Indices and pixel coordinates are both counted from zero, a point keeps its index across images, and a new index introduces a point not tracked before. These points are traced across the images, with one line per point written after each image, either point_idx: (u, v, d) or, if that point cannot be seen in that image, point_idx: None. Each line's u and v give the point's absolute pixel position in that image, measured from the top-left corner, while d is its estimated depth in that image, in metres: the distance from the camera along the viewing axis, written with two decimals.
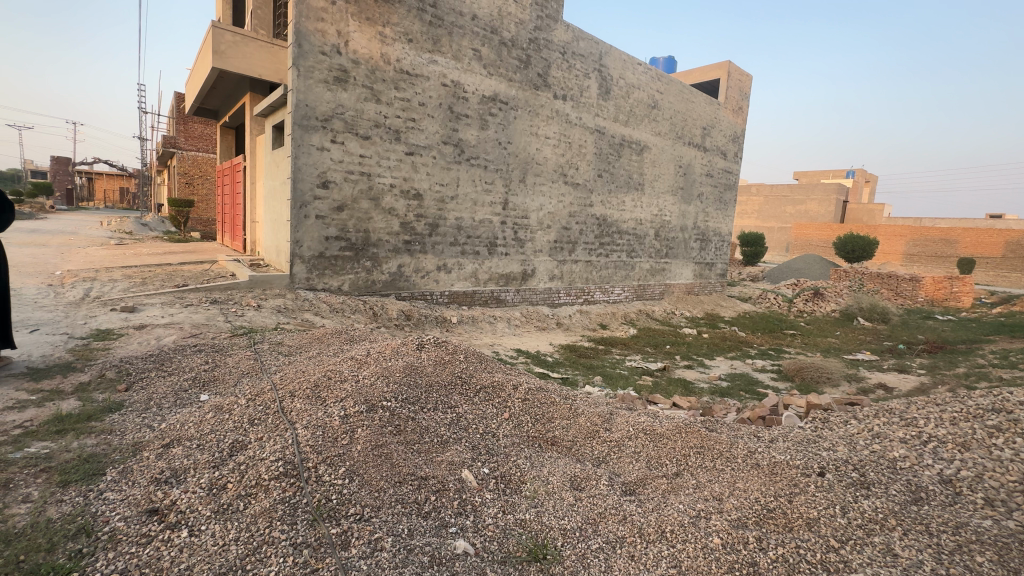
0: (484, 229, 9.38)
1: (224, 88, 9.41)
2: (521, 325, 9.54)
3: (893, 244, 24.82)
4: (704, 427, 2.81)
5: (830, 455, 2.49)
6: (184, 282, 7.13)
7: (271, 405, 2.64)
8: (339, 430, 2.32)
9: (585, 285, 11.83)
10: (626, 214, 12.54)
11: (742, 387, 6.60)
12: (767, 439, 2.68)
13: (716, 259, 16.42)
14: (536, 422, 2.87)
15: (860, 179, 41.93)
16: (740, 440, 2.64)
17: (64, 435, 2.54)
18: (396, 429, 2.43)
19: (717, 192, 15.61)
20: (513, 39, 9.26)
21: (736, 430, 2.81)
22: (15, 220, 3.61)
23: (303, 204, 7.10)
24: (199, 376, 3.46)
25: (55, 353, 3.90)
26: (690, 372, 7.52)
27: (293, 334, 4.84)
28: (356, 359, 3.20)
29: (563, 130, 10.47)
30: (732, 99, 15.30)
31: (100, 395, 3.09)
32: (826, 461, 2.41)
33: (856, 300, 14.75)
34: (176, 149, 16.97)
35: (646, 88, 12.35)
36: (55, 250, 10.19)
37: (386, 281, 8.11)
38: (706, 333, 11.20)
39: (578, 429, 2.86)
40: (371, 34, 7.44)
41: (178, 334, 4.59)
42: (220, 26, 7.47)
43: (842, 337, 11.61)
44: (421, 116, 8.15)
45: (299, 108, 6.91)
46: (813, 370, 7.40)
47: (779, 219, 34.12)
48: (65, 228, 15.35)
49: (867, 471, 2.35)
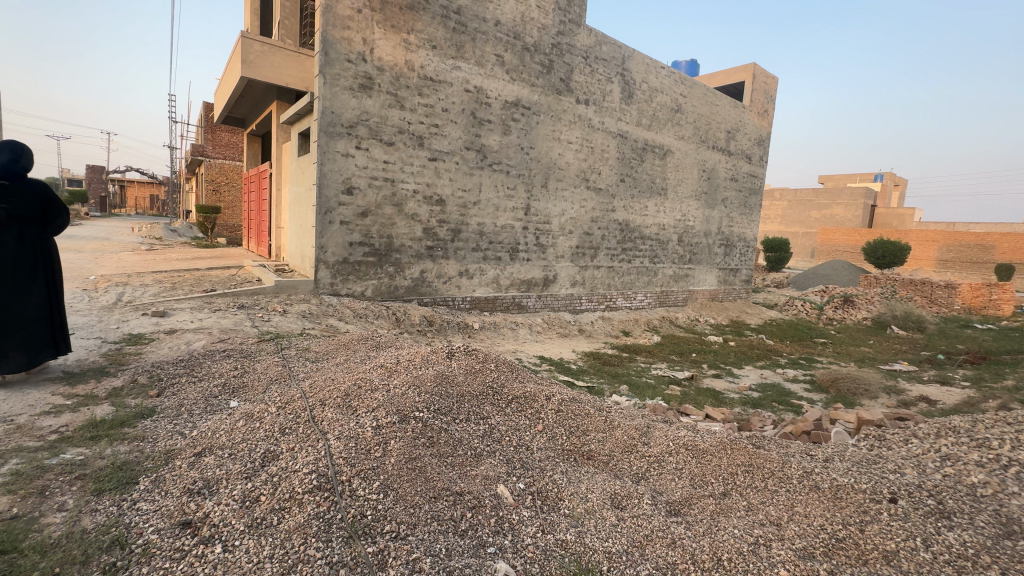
0: (506, 234, 9.33)
1: (252, 96, 9.57)
2: (543, 331, 9.44)
3: (925, 250, 23.99)
4: (750, 443, 2.65)
5: (898, 479, 2.33)
6: (212, 287, 7.24)
7: (302, 414, 2.60)
8: (371, 441, 2.25)
9: (607, 291, 11.68)
10: (648, 219, 12.36)
11: (775, 399, 6.38)
12: (822, 458, 2.53)
13: (741, 265, 16.07)
14: (571, 434, 2.76)
15: (888, 183, 40.75)
16: (792, 458, 2.49)
17: (98, 441, 2.54)
18: (429, 440, 2.36)
19: (742, 196, 15.28)
20: (536, 44, 9.22)
21: (786, 446, 2.66)
22: (68, 222, 3.68)
23: (328, 209, 7.15)
24: (229, 382, 3.44)
25: (90, 357, 3.95)
26: (719, 381, 7.30)
27: (319, 340, 4.83)
28: (386, 367, 3.14)
29: (585, 135, 10.38)
30: (757, 102, 15.00)
31: (133, 401, 3.10)
32: (897, 487, 2.25)
33: (889, 307, 14.23)
34: (204, 157, 17.42)
35: (669, 92, 12.18)
36: (89, 255, 10.50)
37: (409, 287, 8.12)
38: (733, 341, 10.92)
39: (615, 442, 2.74)
40: (396, 42, 7.49)
41: (207, 339, 4.62)
42: (249, 36, 7.60)
43: (875, 346, 11.20)
44: (444, 122, 8.16)
45: (325, 115, 6.98)
46: (849, 381, 7.12)
47: (804, 224, 33.34)
48: (98, 234, 15.87)
49: (945, 499, 2.19)
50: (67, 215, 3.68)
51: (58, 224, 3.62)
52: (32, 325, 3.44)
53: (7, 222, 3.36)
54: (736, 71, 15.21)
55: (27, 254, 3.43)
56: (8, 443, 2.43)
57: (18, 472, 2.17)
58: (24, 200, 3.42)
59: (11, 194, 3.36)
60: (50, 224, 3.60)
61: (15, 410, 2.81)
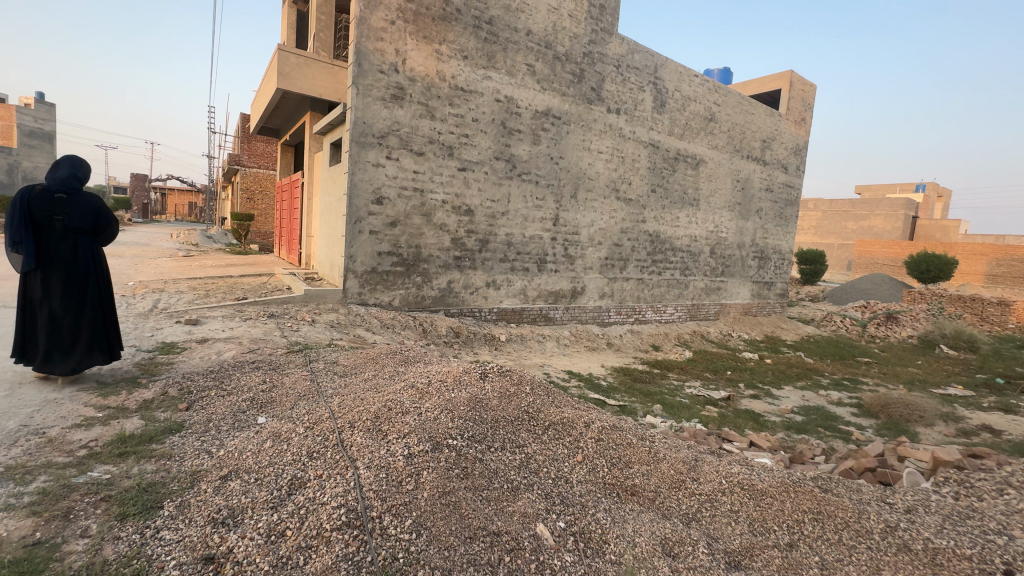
0: (534, 245, 9.18)
1: (287, 107, 9.75)
2: (571, 345, 9.23)
3: (973, 265, 22.73)
4: (817, 486, 2.40)
5: (1007, 544, 2.04)
6: (243, 295, 7.30)
7: (330, 437, 2.48)
8: (403, 472, 2.11)
9: (636, 304, 11.38)
10: (680, 231, 12.02)
11: (820, 424, 6.01)
12: (903, 508, 2.26)
13: (775, 278, 15.49)
14: (613, 466, 2.57)
15: (931, 193, 38.99)
16: (869, 508, 2.22)
17: (126, 458, 2.47)
18: (463, 472, 2.20)
19: (778, 207, 14.76)
20: (567, 54, 9.11)
21: (857, 492, 2.39)
22: (118, 230, 3.79)
23: (357, 219, 7.14)
24: (257, 397, 3.37)
25: (124, 367, 3.96)
26: (758, 403, 6.92)
27: (348, 353, 4.77)
28: (416, 388, 2.99)
29: (616, 145, 10.18)
30: (794, 110, 14.51)
31: (162, 414, 3.05)
32: (1008, 554, 1.96)
33: (937, 325, 13.44)
34: (240, 166, 17.95)
35: (703, 100, 11.88)
36: (129, 261, 10.83)
37: (435, 297, 8.05)
38: (770, 358, 10.45)
39: (661, 478, 2.52)
40: (428, 52, 7.49)
41: (237, 350, 4.60)
42: (286, 49, 7.72)
43: (924, 367, 10.54)
44: (474, 131, 8.11)
45: (357, 125, 7.00)
46: (902, 407, 6.65)
47: (839, 236, 32.16)
48: (139, 239, 16.48)
49: None
50: (117, 224, 3.81)
51: (109, 233, 3.75)
52: (89, 332, 3.59)
53: (63, 233, 3.51)
54: (772, 79, 14.77)
55: (82, 263, 3.57)
56: (38, 458, 2.39)
57: (46, 491, 2.12)
58: (77, 212, 3.57)
59: (66, 207, 3.52)
60: (102, 234, 3.74)
61: (47, 422, 2.79)
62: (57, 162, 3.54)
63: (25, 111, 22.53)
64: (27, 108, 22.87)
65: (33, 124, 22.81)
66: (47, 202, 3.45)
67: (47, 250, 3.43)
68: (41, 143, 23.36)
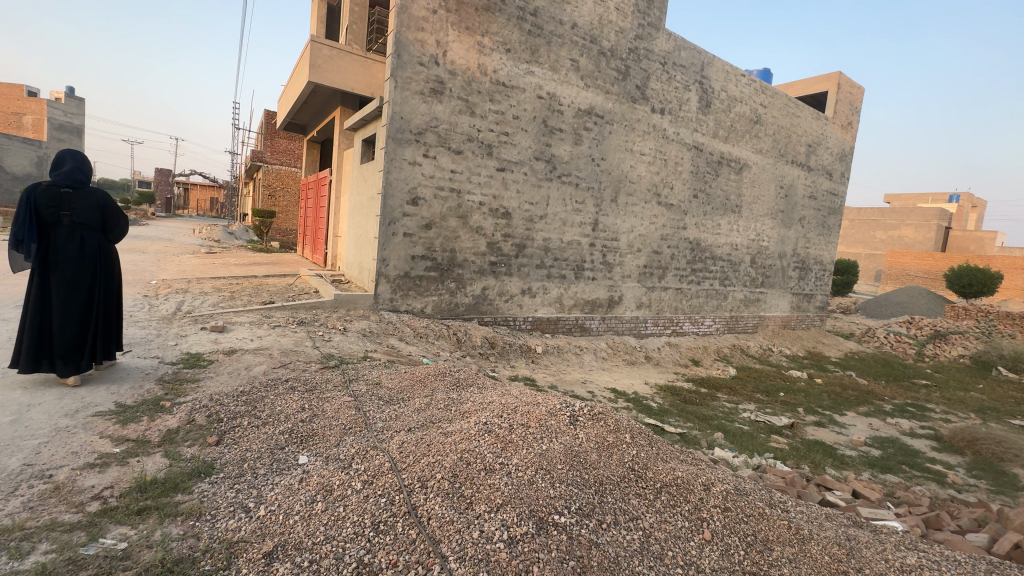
0: (572, 251, 8.62)
1: (316, 101, 9.36)
2: (609, 358, 8.67)
3: (1015, 279, 21.53)
4: None
5: None
6: (270, 298, 6.90)
7: (398, 501, 1.98)
8: (509, 568, 1.62)
9: (674, 315, 10.74)
10: (720, 238, 11.37)
11: (903, 461, 5.36)
12: None
13: (816, 290, 14.67)
14: (751, 547, 2.01)
15: (965, 204, 37.48)
16: None
17: (147, 518, 2.00)
18: (580, 564, 1.68)
19: (820, 216, 13.96)
20: (613, 49, 8.55)
21: None
22: (128, 225, 3.53)
23: (391, 220, 6.69)
24: (297, 430, 2.88)
25: (144, 385, 3.45)
26: (826, 432, 6.25)
27: (390, 370, 4.27)
28: (495, 435, 2.47)
29: (658, 147, 9.58)
30: (841, 114, 13.74)
31: (189, 451, 2.58)
32: None
33: (993, 346, 12.49)
34: (262, 163, 17.77)
35: (749, 101, 11.20)
36: (153, 258, 10.51)
37: (469, 305, 7.57)
38: (820, 377, 9.72)
39: (815, 567, 1.95)
40: (469, 44, 7.01)
41: (268, 364, 4.15)
42: (319, 40, 7.28)
43: (987, 392, 9.71)
44: (514, 129, 7.60)
45: (394, 120, 6.55)
46: (992, 442, 5.96)
47: (869, 246, 31.03)
48: (161, 235, 16.30)
49: None
50: (126, 219, 3.52)
51: (119, 229, 3.46)
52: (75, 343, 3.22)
53: (71, 231, 3.22)
54: (819, 80, 14.01)
55: (92, 261, 3.29)
56: (41, 517, 1.92)
57: (45, 571, 1.64)
58: (83, 207, 3.28)
59: (72, 201, 3.23)
60: (112, 232, 3.45)
61: (55, 460, 2.33)
62: (62, 150, 3.25)
63: (56, 105, 22.73)
64: (58, 103, 23.14)
65: (63, 118, 23.10)
66: (53, 197, 3.17)
67: (55, 249, 3.16)
68: (72, 138, 23.64)
